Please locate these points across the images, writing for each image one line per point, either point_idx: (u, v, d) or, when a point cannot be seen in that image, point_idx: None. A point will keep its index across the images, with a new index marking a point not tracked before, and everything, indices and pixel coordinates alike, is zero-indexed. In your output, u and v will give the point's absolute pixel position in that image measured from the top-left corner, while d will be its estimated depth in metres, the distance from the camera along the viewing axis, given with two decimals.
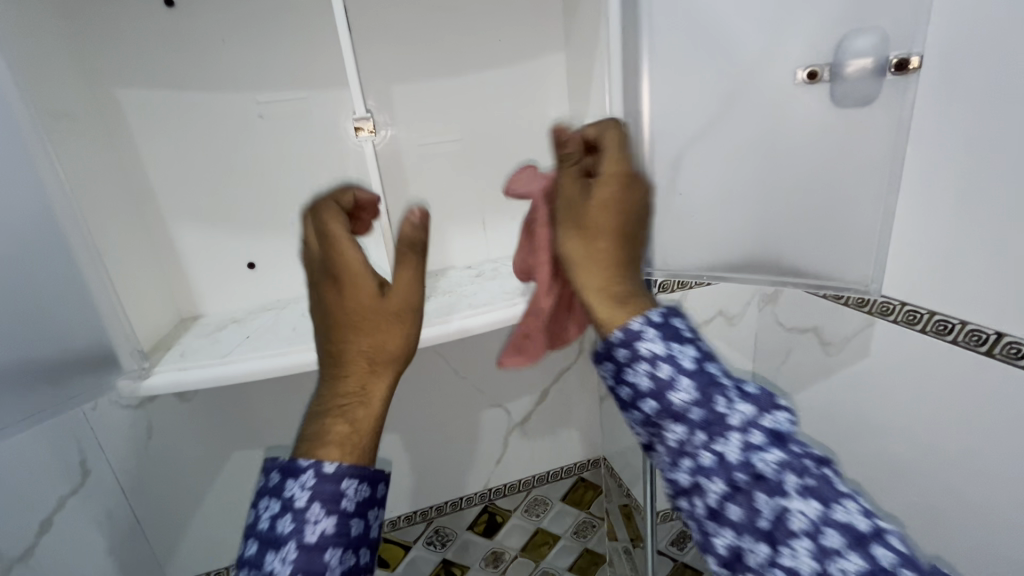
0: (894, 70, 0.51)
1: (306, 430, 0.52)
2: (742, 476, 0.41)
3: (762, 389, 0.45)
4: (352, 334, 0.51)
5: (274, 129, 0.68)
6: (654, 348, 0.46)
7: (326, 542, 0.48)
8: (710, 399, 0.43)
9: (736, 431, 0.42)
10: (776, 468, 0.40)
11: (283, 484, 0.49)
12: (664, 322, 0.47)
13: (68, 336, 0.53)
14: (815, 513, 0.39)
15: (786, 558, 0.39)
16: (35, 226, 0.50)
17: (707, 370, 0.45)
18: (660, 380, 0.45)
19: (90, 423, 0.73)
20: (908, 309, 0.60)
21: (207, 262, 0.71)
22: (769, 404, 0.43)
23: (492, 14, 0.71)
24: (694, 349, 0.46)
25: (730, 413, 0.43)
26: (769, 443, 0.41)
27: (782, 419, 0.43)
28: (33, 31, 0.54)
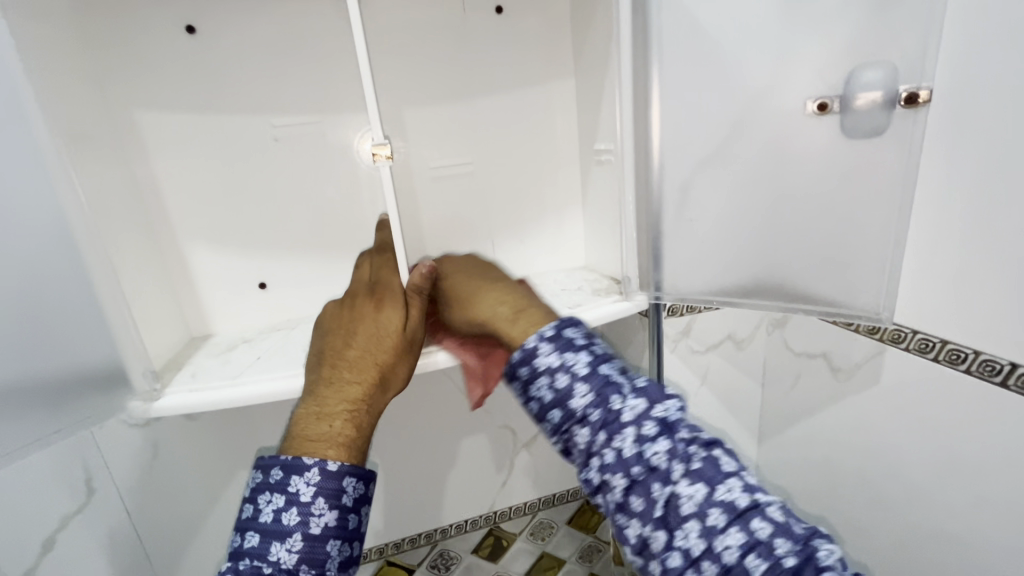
0: (904, 104, 0.51)
1: (301, 431, 0.52)
2: (638, 469, 0.46)
3: (652, 381, 0.50)
4: (372, 343, 0.54)
5: (289, 151, 0.69)
6: (550, 361, 0.52)
7: (329, 533, 0.51)
8: (606, 399, 0.48)
9: (631, 426, 0.47)
10: (665, 459, 0.46)
11: (287, 479, 0.51)
12: (557, 335, 0.53)
13: (81, 356, 0.54)
14: (701, 495, 0.44)
15: (682, 541, 0.44)
16: (55, 246, 0.51)
17: (602, 373, 0.50)
18: (561, 390, 0.50)
19: (97, 441, 0.72)
20: (921, 338, 0.60)
21: (219, 281, 0.71)
22: (659, 395, 0.49)
23: (505, 42, 0.73)
24: (586, 354, 0.52)
25: (624, 409, 0.48)
26: (659, 434, 0.46)
27: (672, 408, 0.48)
28: (59, 56, 0.55)
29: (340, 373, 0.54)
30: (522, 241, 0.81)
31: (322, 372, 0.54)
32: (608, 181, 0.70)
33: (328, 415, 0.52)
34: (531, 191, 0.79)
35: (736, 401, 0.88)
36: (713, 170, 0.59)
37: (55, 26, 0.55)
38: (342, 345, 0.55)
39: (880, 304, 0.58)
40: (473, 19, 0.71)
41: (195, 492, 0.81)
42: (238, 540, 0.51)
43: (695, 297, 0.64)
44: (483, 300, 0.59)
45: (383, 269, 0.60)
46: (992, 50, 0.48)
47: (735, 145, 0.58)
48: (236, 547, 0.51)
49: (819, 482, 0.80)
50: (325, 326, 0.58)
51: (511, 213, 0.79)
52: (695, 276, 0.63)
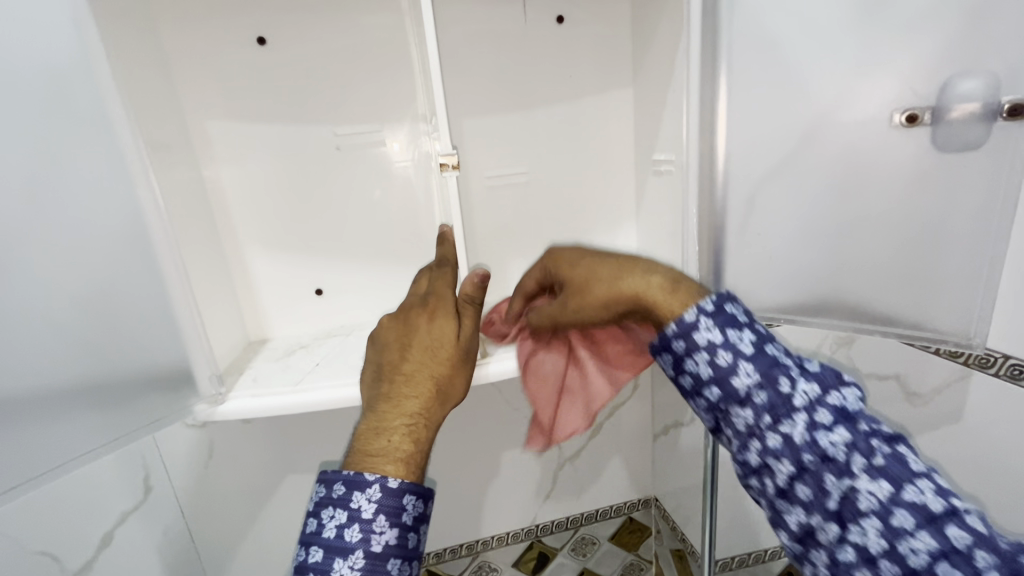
0: (1006, 115, 0.48)
1: (361, 446, 0.51)
2: (810, 457, 0.42)
3: (824, 368, 0.47)
4: (428, 356, 0.53)
5: (351, 160, 0.70)
6: (710, 338, 0.47)
7: (390, 552, 0.49)
8: (774, 380, 0.45)
9: (802, 412, 0.43)
10: (845, 450, 0.42)
11: (349, 495, 0.49)
12: (716, 308, 0.48)
13: (151, 357, 0.55)
14: (884, 493, 0.40)
15: (856, 536, 0.40)
16: (130, 248, 0.52)
17: (770, 352, 0.46)
18: (721, 368, 0.46)
19: (156, 440, 0.74)
20: (1012, 364, 0.56)
21: (278, 287, 0.73)
22: (832, 384, 0.45)
23: (564, 52, 0.73)
24: (750, 333, 0.48)
25: (795, 393, 0.44)
26: (836, 423, 0.43)
27: (851, 397, 0.45)
28: (142, 63, 0.57)
29: (397, 388, 0.52)
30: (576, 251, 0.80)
31: (380, 387, 0.53)
32: (669, 192, 0.68)
33: (388, 430, 0.51)
34: (587, 201, 0.79)
35: None
36: (787, 181, 0.57)
37: (138, 36, 0.57)
38: (399, 359, 0.54)
39: (972, 329, 0.54)
40: (534, 27, 0.71)
41: (246, 494, 0.82)
42: (301, 554, 0.50)
43: (758, 314, 0.61)
44: (627, 284, 0.52)
45: (437, 281, 0.57)
46: None
47: (811, 156, 0.56)
48: (297, 562, 0.50)
49: None
50: (379, 341, 0.56)
51: (565, 222, 0.78)
52: (764, 292, 0.61)
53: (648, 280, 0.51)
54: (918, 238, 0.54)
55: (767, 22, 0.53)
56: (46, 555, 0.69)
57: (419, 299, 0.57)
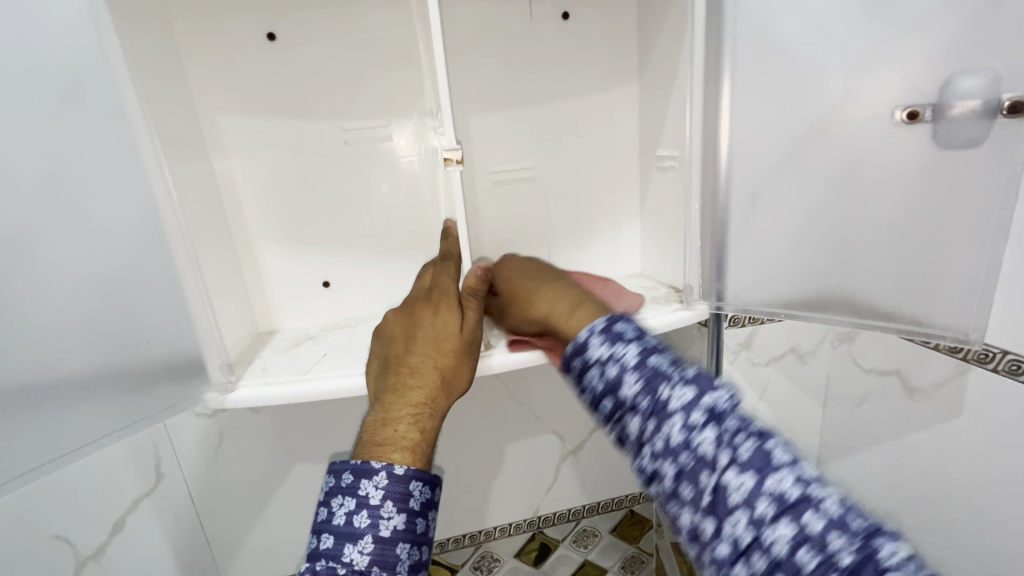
0: (1006, 113, 0.48)
1: (369, 435, 0.53)
2: (684, 458, 0.43)
3: (701, 372, 0.46)
4: (433, 347, 0.54)
5: (358, 154, 0.71)
6: (601, 351, 0.49)
7: (398, 537, 0.50)
8: (655, 387, 0.46)
9: (678, 414, 0.44)
10: (714, 447, 0.42)
11: (357, 483, 0.50)
12: (607, 328, 0.51)
13: (163, 347, 0.56)
14: (750, 487, 0.40)
15: (729, 531, 0.40)
16: (142, 239, 0.53)
17: (654, 367, 0.47)
18: (611, 379, 0.48)
19: (167, 429, 0.76)
20: (1011, 359, 0.56)
21: (286, 279, 0.74)
22: (707, 386, 0.45)
23: (569, 49, 0.73)
24: (636, 347, 0.49)
25: (671, 398, 0.45)
26: (706, 422, 0.43)
27: (722, 396, 0.44)
28: (155, 59, 0.58)
29: (402, 379, 0.54)
30: (579, 246, 0.80)
31: (387, 378, 0.54)
32: (672, 188, 0.69)
33: (394, 419, 0.52)
34: (591, 197, 0.79)
35: (795, 416, 0.85)
36: (789, 177, 0.58)
37: (151, 32, 0.58)
38: (404, 351, 0.55)
39: (970, 326, 0.55)
40: (539, 24, 0.71)
41: (254, 482, 0.83)
42: (314, 541, 0.51)
43: (759, 309, 0.62)
44: (540, 298, 0.58)
45: (441, 276, 0.59)
46: None
47: (812, 154, 0.57)
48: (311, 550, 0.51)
49: (887, 505, 0.77)
50: (385, 334, 0.58)
51: (569, 218, 0.79)
52: (764, 287, 0.61)
53: (566, 300, 0.57)
54: (919, 234, 0.55)
55: (770, 20, 0.53)
56: (60, 538, 0.71)
57: (424, 293, 0.59)
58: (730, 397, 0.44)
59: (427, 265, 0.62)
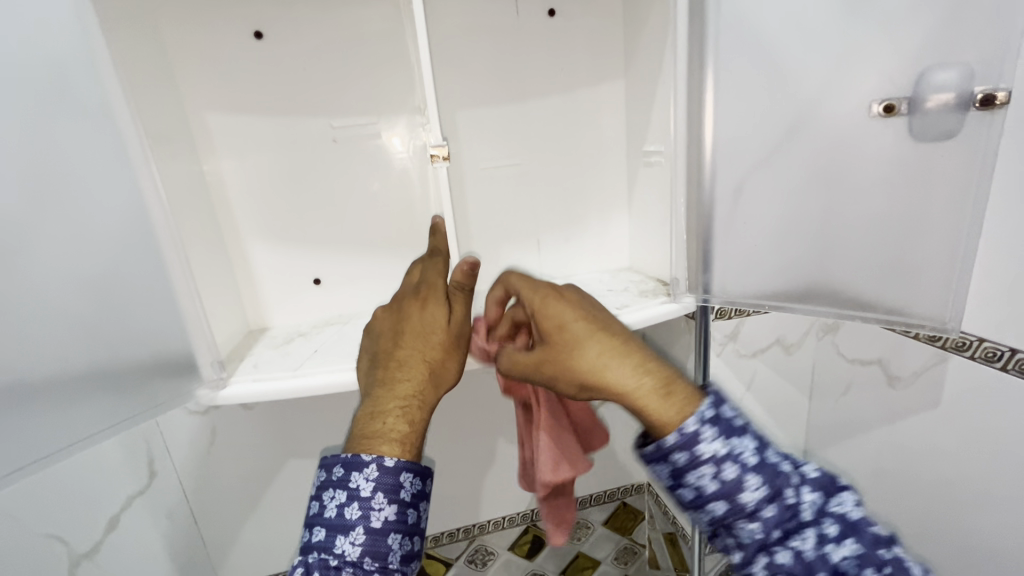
0: (979, 105, 0.48)
1: (359, 427, 0.53)
2: (823, 572, 0.45)
3: (823, 472, 0.51)
4: (420, 342, 0.55)
5: (347, 152, 0.71)
6: (713, 449, 0.49)
7: (389, 527, 0.51)
8: (781, 493, 0.48)
9: (811, 526, 0.47)
10: (854, 561, 0.45)
11: (348, 476, 0.51)
12: (721, 417, 0.50)
13: (154, 343, 0.57)
14: None
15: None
16: (130, 238, 0.54)
17: (769, 463, 0.49)
18: (729, 482, 0.48)
19: (160, 426, 0.76)
20: (987, 346, 0.57)
21: (277, 276, 0.74)
22: (834, 490, 0.49)
23: (556, 45, 0.74)
24: (750, 440, 0.50)
25: (802, 506, 0.48)
26: (841, 533, 0.46)
27: (848, 502, 0.48)
28: (141, 58, 0.58)
29: (391, 373, 0.54)
30: (568, 241, 0.81)
31: (376, 373, 0.55)
32: (659, 183, 0.70)
33: (384, 412, 0.53)
34: (580, 194, 0.80)
35: (782, 407, 0.86)
36: (772, 170, 0.59)
37: (138, 29, 0.58)
38: (393, 347, 0.56)
39: (947, 313, 0.55)
40: (526, 22, 0.72)
41: (248, 479, 0.84)
42: (307, 534, 0.52)
43: (745, 301, 0.63)
44: (611, 365, 0.52)
45: (429, 271, 0.59)
46: None
47: (792, 147, 0.58)
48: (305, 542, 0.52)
49: (876, 493, 0.78)
50: (375, 330, 0.58)
51: (558, 213, 0.80)
52: (748, 278, 0.62)
53: (638, 370, 0.51)
54: (898, 225, 0.56)
55: (751, 16, 0.54)
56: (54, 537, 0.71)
57: (411, 288, 0.59)
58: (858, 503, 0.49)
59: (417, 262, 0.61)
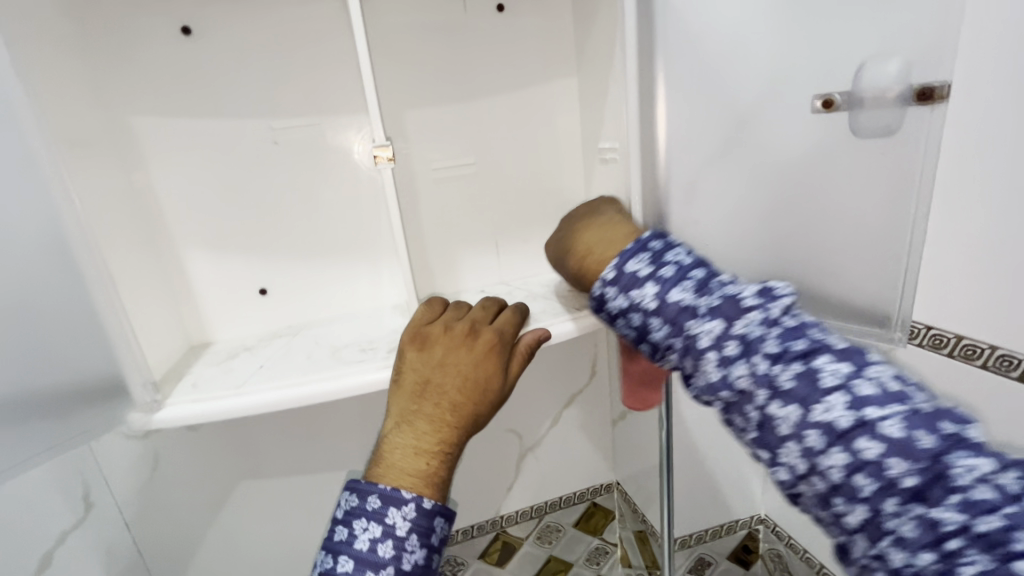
0: (917, 100, 0.50)
1: (395, 463, 0.50)
2: (726, 393, 0.45)
3: (728, 295, 0.47)
4: (484, 382, 0.52)
5: (289, 154, 0.67)
6: (619, 301, 0.53)
7: (418, 571, 0.49)
8: (681, 325, 0.48)
9: (710, 351, 0.46)
10: (750, 380, 0.43)
11: (384, 509, 0.48)
12: (620, 275, 0.53)
13: (76, 365, 0.52)
14: (796, 416, 0.41)
15: (785, 459, 0.42)
16: (37, 245, 0.49)
17: (669, 300, 0.49)
18: (638, 326, 0.52)
19: (95, 454, 0.69)
20: (934, 334, 0.57)
21: (220, 288, 0.70)
22: (735, 311, 0.45)
23: (505, 41, 0.72)
24: (653, 284, 0.50)
25: (698, 334, 0.46)
26: (740, 355, 0.44)
27: (754, 322, 0.45)
28: (48, 51, 0.53)
29: (445, 412, 0.51)
30: (526, 241, 0.79)
31: (423, 408, 0.51)
32: (613, 179, 0.69)
33: (430, 452, 0.50)
34: (535, 194, 0.79)
35: None
36: (722, 166, 0.58)
37: (44, 22, 0.53)
38: (447, 381, 0.52)
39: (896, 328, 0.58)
40: (474, 17, 0.70)
41: (197, 504, 0.79)
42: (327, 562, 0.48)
43: None
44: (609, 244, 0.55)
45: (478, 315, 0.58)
46: (991, 41, 0.46)
47: (744, 140, 0.57)
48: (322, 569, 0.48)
49: None
50: (444, 359, 0.53)
51: (515, 214, 0.78)
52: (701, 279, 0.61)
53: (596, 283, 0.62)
54: (844, 218, 0.56)
55: (697, 11, 0.54)
56: None
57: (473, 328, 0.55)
58: (772, 321, 0.44)
59: (492, 302, 0.60)
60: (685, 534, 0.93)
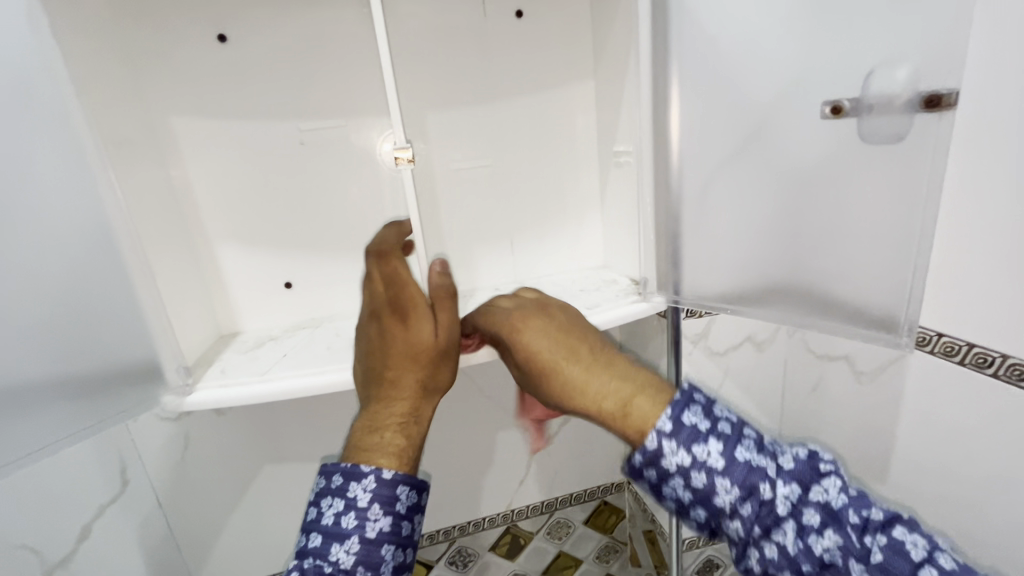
0: (925, 106, 0.47)
1: (356, 440, 0.53)
2: (807, 566, 0.45)
3: (800, 459, 0.49)
4: (410, 360, 0.53)
5: (315, 154, 0.71)
6: (679, 460, 0.49)
7: (384, 538, 0.52)
8: (755, 490, 0.47)
9: (788, 519, 0.46)
10: (840, 554, 0.44)
11: (346, 485, 0.51)
12: (678, 424, 0.50)
13: (117, 349, 0.56)
14: None
15: None
16: (87, 239, 0.53)
17: (738, 459, 0.48)
18: (700, 490, 0.49)
19: (131, 432, 0.75)
20: (946, 341, 0.57)
21: (248, 281, 0.74)
22: (812, 478, 0.48)
23: (522, 46, 0.74)
24: (717, 441, 0.49)
25: (776, 500, 0.47)
26: (823, 525, 0.45)
27: (832, 488, 0.47)
28: (98, 60, 0.57)
29: (385, 392, 0.54)
30: (541, 241, 0.81)
31: (370, 391, 0.54)
32: (627, 182, 0.70)
33: (387, 429, 0.53)
34: (551, 194, 0.80)
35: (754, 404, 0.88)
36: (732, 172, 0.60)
37: (95, 32, 0.57)
38: (378, 363, 0.54)
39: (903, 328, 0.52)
40: (494, 23, 0.72)
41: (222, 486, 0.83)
42: (303, 539, 0.52)
43: (714, 300, 0.65)
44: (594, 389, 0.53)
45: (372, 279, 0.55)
46: (1011, 47, 0.45)
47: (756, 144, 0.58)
48: (302, 546, 0.52)
49: None
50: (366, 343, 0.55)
51: (531, 214, 0.80)
52: (712, 277, 0.64)
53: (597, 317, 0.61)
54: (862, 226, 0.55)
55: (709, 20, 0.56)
56: (26, 548, 0.71)
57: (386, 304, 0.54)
58: (845, 487, 0.47)
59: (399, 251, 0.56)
60: (694, 535, 0.93)
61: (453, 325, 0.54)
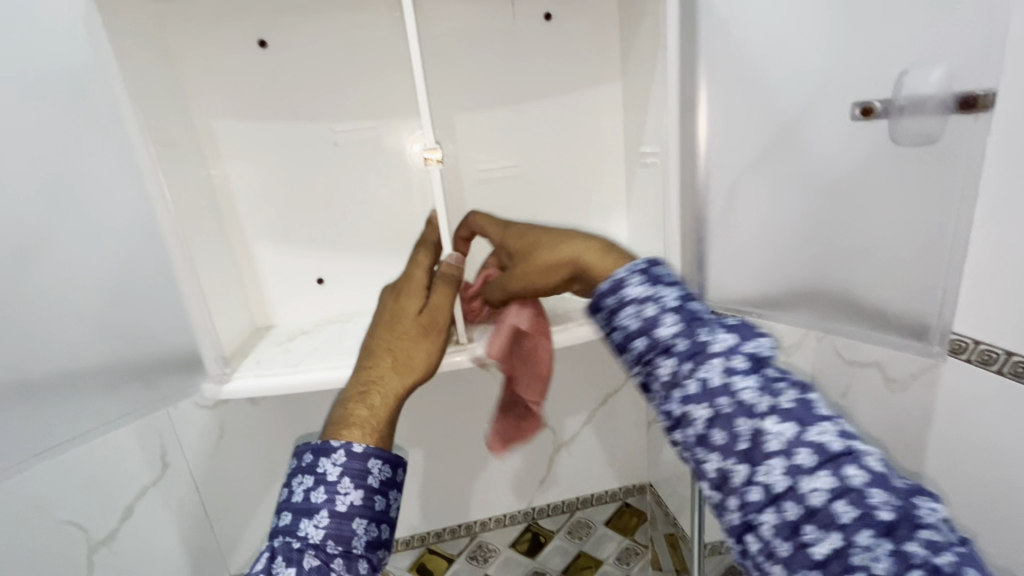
0: (959, 107, 0.47)
1: (330, 416, 0.57)
2: (723, 402, 0.44)
3: (743, 321, 0.48)
4: (389, 331, 0.59)
5: (346, 153, 0.73)
6: (639, 291, 0.49)
7: (355, 511, 0.53)
8: (694, 330, 0.47)
9: (718, 356, 0.45)
10: (754, 393, 0.43)
11: (315, 461, 0.54)
12: (620, 278, 0.50)
13: (158, 338, 0.59)
14: (791, 434, 0.42)
15: (763, 476, 0.42)
16: (133, 232, 0.56)
17: (689, 307, 0.48)
18: (648, 318, 0.48)
19: (171, 418, 0.79)
20: (983, 349, 0.52)
21: (282, 277, 0.77)
22: (750, 334, 0.47)
23: (549, 48, 0.75)
24: (675, 289, 0.49)
25: (713, 340, 0.46)
26: (749, 367, 0.45)
27: (765, 344, 0.46)
28: (148, 66, 0.61)
29: (360, 362, 0.59)
30: None
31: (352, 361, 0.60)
32: (653, 183, 0.70)
33: (353, 401, 0.56)
34: (577, 195, 0.81)
35: None
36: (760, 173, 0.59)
37: (145, 38, 0.61)
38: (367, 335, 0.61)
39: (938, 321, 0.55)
40: (522, 24, 0.73)
41: (252, 474, 0.86)
42: (277, 518, 0.54)
43: (737, 302, 0.64)
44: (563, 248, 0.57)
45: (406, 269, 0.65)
46: None
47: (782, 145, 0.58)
48: (276, 525, 0.54)
49: None
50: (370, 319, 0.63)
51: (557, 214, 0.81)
52: (741, 279, 0.63)
53: None
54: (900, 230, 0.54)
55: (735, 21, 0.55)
56: (74, 524, 0.76)
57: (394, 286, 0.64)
58: (784, 369, 0.45)
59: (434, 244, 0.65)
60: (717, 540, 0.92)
61: (444, 306, 0.60)
